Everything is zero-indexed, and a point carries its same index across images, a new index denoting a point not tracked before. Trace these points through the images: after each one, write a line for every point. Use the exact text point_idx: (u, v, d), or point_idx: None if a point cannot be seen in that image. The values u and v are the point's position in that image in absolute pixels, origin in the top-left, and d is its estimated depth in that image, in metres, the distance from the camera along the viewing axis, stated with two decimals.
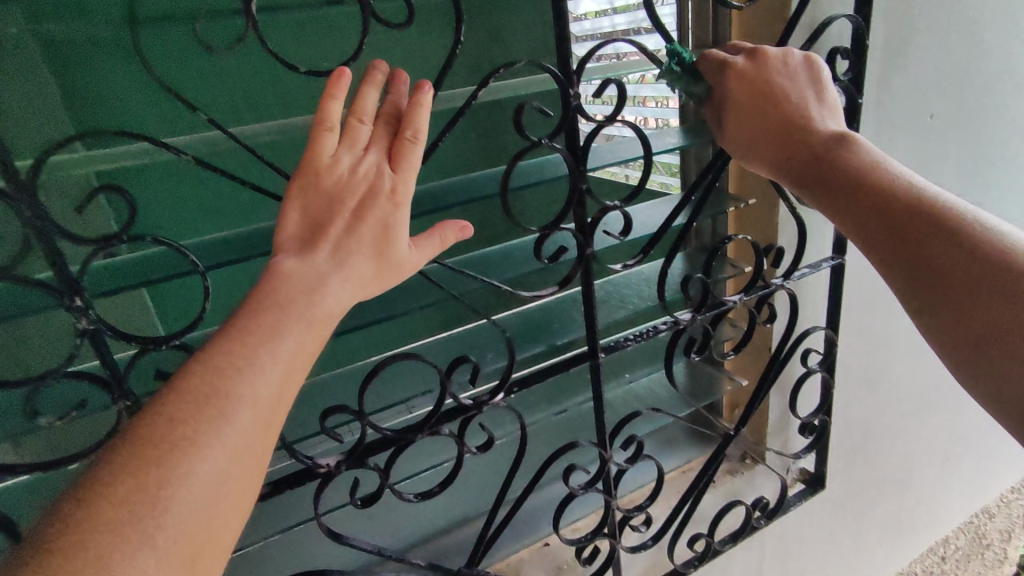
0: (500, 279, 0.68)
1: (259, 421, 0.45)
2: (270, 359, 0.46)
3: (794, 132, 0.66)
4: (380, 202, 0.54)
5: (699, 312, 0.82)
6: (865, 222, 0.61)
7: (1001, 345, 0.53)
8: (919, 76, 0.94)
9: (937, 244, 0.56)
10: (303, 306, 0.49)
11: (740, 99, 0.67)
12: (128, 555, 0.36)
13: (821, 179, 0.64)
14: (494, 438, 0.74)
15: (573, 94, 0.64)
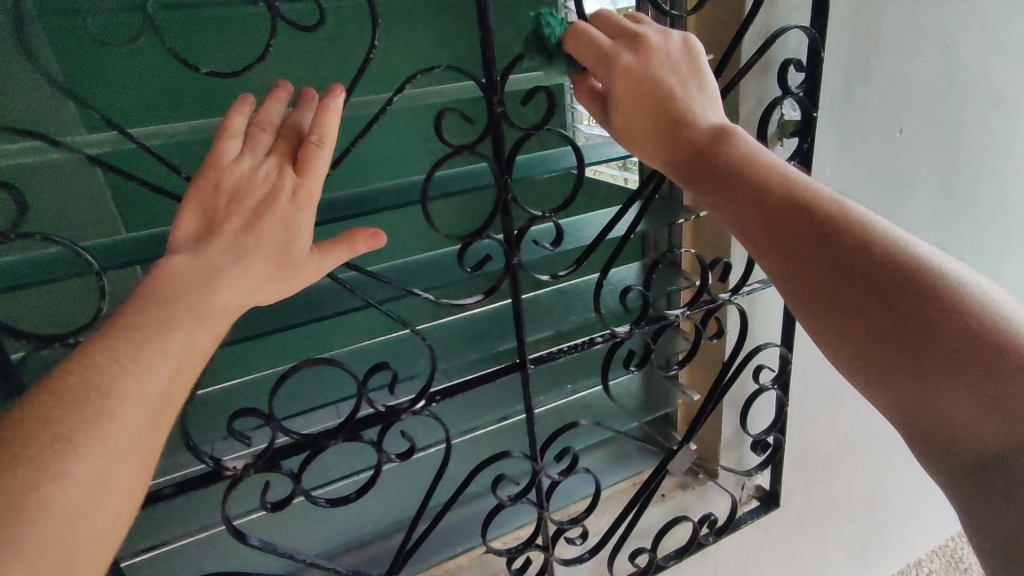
0: (421, 287, 0.67)
1: (143, 423, 0.43)
2: (153, 359, 0.45)
3: (681, 126, 0.61)
4: (282, 204, 0.52)
5: (638, 325, 0.81)
6: (761, 227, 0.57)
7: (897, 361, 0.50)
8: (886, 90, 0.91)
9: (832, 252, 0.53)
10: (196, 306, 0.48)
11: (626, 92, 0.60)
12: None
13: (715, 179, 0.59)
14: (416, 447, 0.73)
15: (497, 101, 0.62)
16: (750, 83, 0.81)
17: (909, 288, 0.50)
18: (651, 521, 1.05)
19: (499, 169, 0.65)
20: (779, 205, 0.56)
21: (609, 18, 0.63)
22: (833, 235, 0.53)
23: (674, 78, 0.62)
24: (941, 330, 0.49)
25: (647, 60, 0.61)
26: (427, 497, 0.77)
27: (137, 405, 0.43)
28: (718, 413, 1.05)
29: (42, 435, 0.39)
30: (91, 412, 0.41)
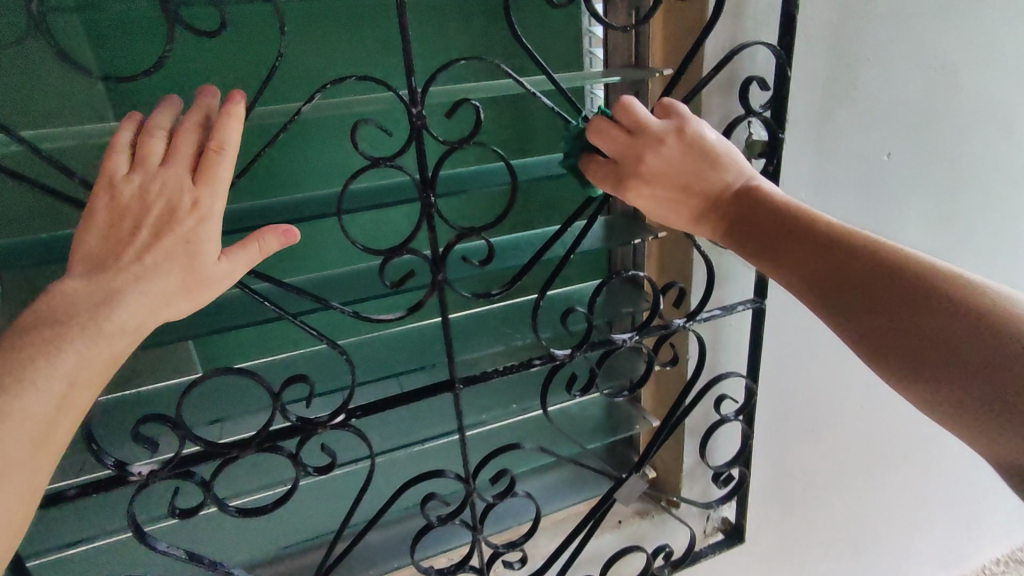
0: (338, 300, 0.65)
1: (29, 446, 0.44)
2: (36, 382, 0.45)
3: (714, 201, 0.65)
4: (181, 219, 0.50)
5: (579, 349, 0.77)
6: (814, 282, 0.59)
7: (965, 389, 0.50)
8: (870, 110, 0.85)
9: (881, 299, 0.55)
10: (89, 324, 0.47)
11: (649, 194, 0.64)
12: None
13: (764, 241, 0.63)
14: (337, 462, 0.71)
15: (417, 113, 0.59)
16: (714, 100, 0.76)
17: (964, 322, 0.51)
18: (603, 547, 1.02)
19: (422, 184, 0.62)
20: (823, 259, 0.59)
21: (599, 127, 0.62)
22: (880, 279, 0.55)
23: (699, 160, 0.64)
24: (1005, 361, 0.48)
25: (663, 161, 0.62)
26: (350, 512, 0.75)
27: (21, 426, 0.44)
28: (679, 441, 1.00)
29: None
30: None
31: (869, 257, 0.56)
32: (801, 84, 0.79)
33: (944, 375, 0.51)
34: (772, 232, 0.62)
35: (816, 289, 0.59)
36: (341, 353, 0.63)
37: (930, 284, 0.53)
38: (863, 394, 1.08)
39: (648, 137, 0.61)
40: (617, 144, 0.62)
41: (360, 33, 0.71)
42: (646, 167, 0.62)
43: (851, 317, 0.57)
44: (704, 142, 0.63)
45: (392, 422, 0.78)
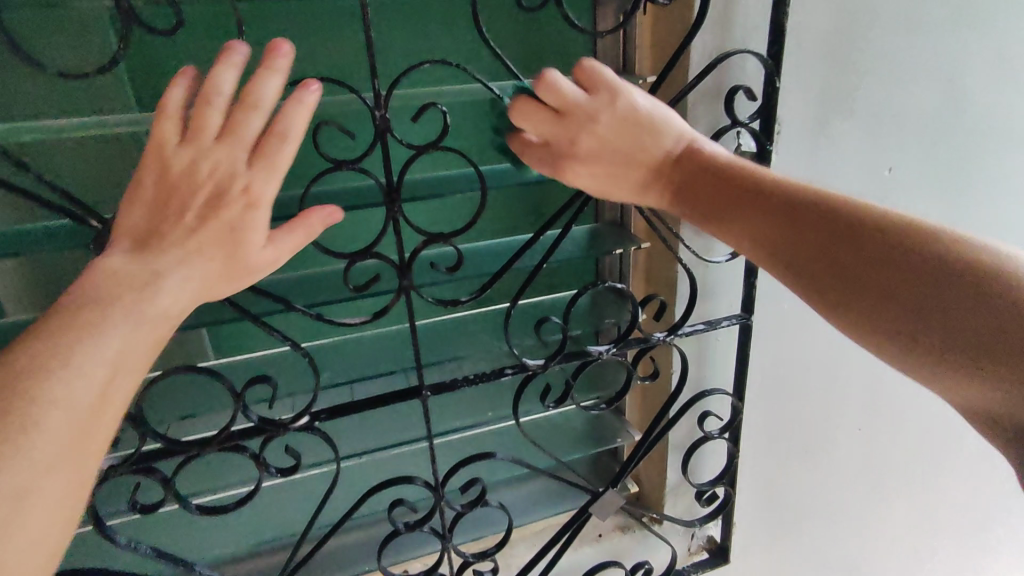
0: (302, 303, 0.64)
1: (74, 437, 0.42)
2: (79, 366, 0.43)
3: (658, 171, 0.62)
4: (231, 202, 0.50)
5: (551, 361, 0.75)
6: (771, 244, 0.56)
7: (932, 335, 0.47)
8: (870, 122, 0.81)
9: (840, 253, 0.52)
10: (132, 308, 0.46)
11: (587, 173, 0.62)
12: None
13: (716, 206, 0.59)
14: (301, 464, 0.70)
15: (380, 115, 0.58)
16: (700, 109, 0.74)
17: (924, 265, 0.48)
18: (582, 560, 1.01)
19: (388, 188, 0.61)
20: (778, 219, 0.56)
21: (520, 107, 0.59)
22: (838, 233, 0.52)
23: (637, 134, 0.60)
24: (971, 298, 0.45)
25: (596, 139, 0.60)
26: (315, 515, 0.75)
27: (67, 412, 0.42)
28: (663, 456, 0.97)
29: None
30: (16, 423, 0.40)
31: (816, 211, 0.54)
32: (793, 93, 0.76)
33: (908, 323, 0.48)
34: (718, 196, 0.59)
35: (769, 250, 0.56)
36: (303, 356, 0.62)
37: (886, 231, 0.50)
38: (861, 417, 1.03)
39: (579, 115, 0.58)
40: (547, 124, 0.59)
41: (338, 33, 0.70)
42: (580, 148, 0.60)
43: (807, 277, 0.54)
44: (639, 113, 0.60)
45: (358, 427, 0.77)
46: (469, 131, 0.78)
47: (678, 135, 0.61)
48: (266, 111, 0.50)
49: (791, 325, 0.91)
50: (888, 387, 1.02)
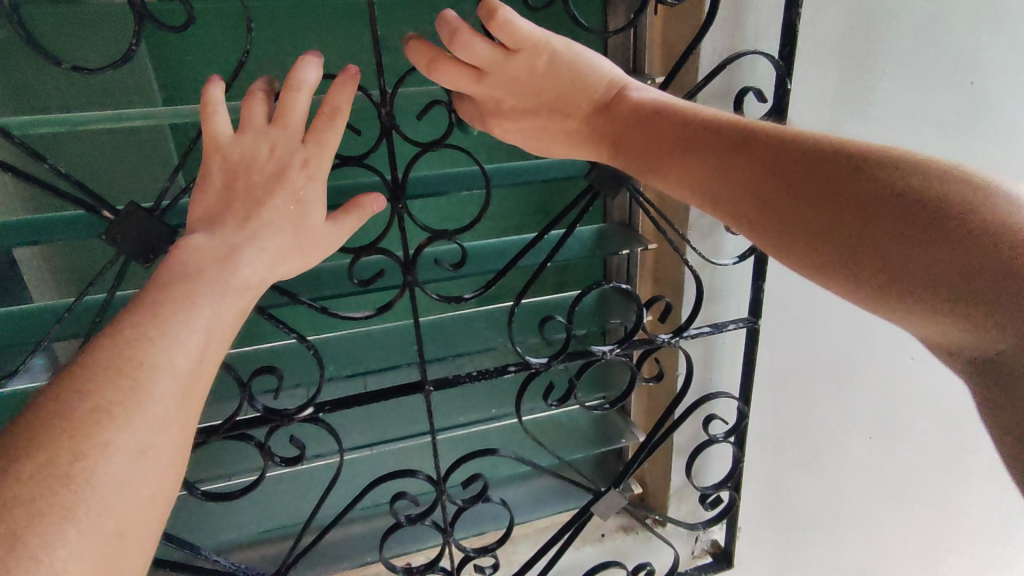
0: (307, 297, 0.66)
1: (180, 400, 0.43)
2: (179, 333, 0.44)
3: (592, 115, 0.62)
4: (292, 177, 0.53)
5: (554, 359, 0.75)
6: (702, 179, 0.56)
7: (855, 243, 0.46)
8: (885, 125, 0.80)
9: (766, 181, 0.52)
10: (217, 279, 0.48)
11: (520, 126, 0.64)
12: (47, 533, 0.34)
13: (647, 146, 0.59)
14: (306, 455, 0.71)
15: (386, 112, 0.58)
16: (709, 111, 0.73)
17: (845, 183, 0.47)
18: (583, 560, 1.00)
19: (393, 185, 0.61)
20: (707, 153, 0.55)
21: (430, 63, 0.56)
22: (764, 160, 0.52)
23: (562, 83, 0.61)
24: (895, 214, 0.44)
25: (522, 90, 0.61)
26: (319, 504, 0.76)
27: (172, 376, 0.43)
28: (668, 458, 0.97)
29: (83, 407, 0.39)
30: (128, 385, 0.40)
31: (741, 137, 0.54)
32: (805, 96, 0.75)
33: (831, 236, 0.48)
34: (646, 132, 0.59)
35: (700, 182, 0.56)
36: (309, 349, 0.64)
37: (808, 153, 0.50)
38: (870, 425, 1.01)
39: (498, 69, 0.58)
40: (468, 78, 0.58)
41: (349, 31, 0.71)
42: (505, 105, 0.62)
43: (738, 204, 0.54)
44: (569, 61, 0.60)
45: (362, 419, 0.78)
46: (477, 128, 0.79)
47: (608, 82, 0.62)
48: (308, 93, 0.54)
49: (800, 328, 0.89)
50: (900, 395, 1.00)
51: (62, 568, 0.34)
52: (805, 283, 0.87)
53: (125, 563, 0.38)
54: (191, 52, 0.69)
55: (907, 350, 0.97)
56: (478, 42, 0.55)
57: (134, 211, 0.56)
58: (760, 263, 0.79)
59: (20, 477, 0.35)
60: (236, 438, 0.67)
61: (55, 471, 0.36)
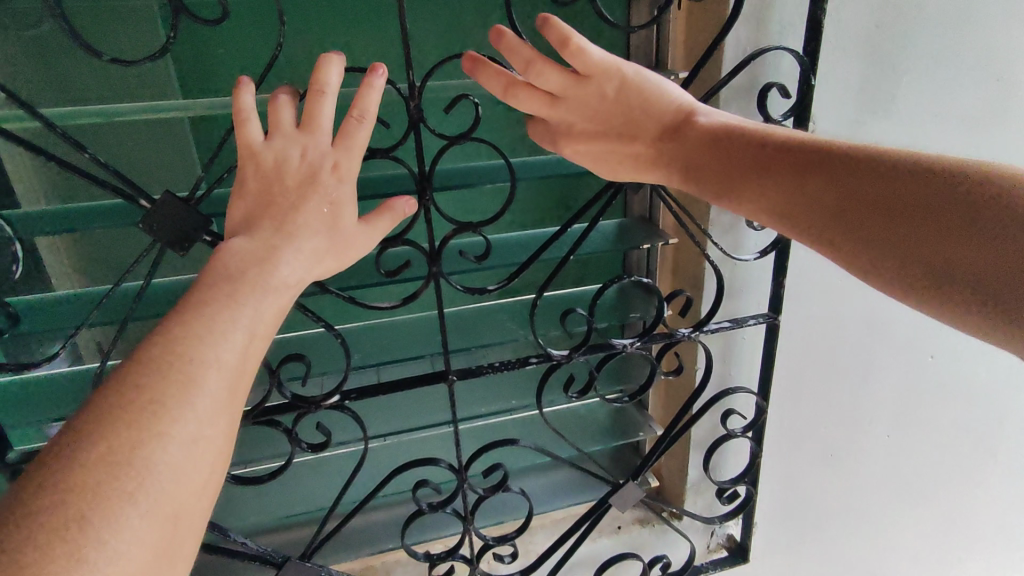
0: (336, 287, 0.67)
1: (227, 394, 0.45)
2: (225, 330, 0.46)
3: (659, 139, 0.63)
4: (324, 181, 0.54)
5: (575, 351, 0.76)
6: (787, 205, 0.55)
7: (953, 264, 0.46)
8: (909, 121, 0.79)
9: (856, 205, 0.51)
10: (259, 279, 0.49)
11: (589, 151, 0.65)
12: (108, 516, 0.37)
13: (725, 171, 0.59)
14: (332, 442, 0.73)
15: (414, 107, 0.59)
16: (732, 106, 0.73)
17: (943, 204, 0.47)
18: (599, 551, 1.01)
19: (420, 177, 0.63)
20: (790, 177, 0.55)
21: (504, 87, 0.59)
22: (853, 184, 0.51)
23: (631, 110, 0.62)
24: (994, 233, 0.44)
25: (587, 115, 0.62)
26: (343, 491, 0.78)
27: (218, 372, 0.44)
28: (686, 452, 0.97)
29: (138, 401, 0.41)
30: (179, 380, 0.43)
31: (821, 159, 0.54)
32: (828, 91, 0.75)
33: (926, 257, 0.47)
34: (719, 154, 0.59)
35: (779, 205, 0.56)
36: (337, 337, 0.65)
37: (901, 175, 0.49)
38: (888, 423, 1.01)
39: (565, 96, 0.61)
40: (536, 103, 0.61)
41: (377, 26, 0.73)
42: (576, 130, 0.64)
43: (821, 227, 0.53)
44: (635, 86, 0.61)
45: (385, 408, 0.80)
46: (500, 123, 0.80)
47: (675, 105, 0.62)
48: (334, 96, 0.55)
49: (819, 324, 0.89)
50: (920, 392, 1.00)
51: (124, 549, 0.37)
52: (826, 279, 0.87)
53: (179, 546, 0.41)
54: (225, 45, 0.71)
55: (927, 348, 0.96)
56: (548, 66, 0.58)
57: (171, 200, 0.58)
58: (781, 259, 0.79)
59: (84, 463, 0.38)
60: (265, 423, 0.69)
61: (116, 460, 0.39)
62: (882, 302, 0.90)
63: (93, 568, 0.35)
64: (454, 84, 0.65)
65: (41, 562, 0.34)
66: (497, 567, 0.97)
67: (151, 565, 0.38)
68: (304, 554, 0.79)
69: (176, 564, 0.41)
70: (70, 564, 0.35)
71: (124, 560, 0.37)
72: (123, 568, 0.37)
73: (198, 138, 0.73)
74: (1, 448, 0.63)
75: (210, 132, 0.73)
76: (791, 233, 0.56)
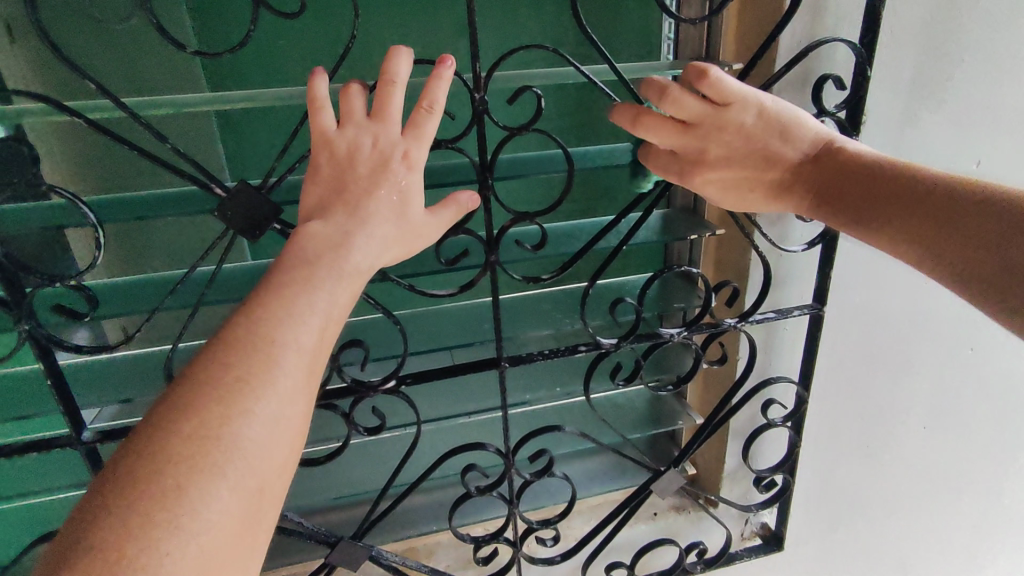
0: (396, 275, 0.69)
1: (306, 375, 0.45)
2: (303, 313, 0.46)
3: (798, 172, 0.65)
4: (394, 168, 0.54)
5: (624, 340, 0.77)
6: (928, 243, 0.57)
7: None
8: (960, 114, 0.79)
9: (1003, 252, 0.51)
10: (333, 264, 0.50)
11: (724, 177, 0.66)
12: (201, 487, 0.38)
13: (867, 205, 0.61)
14: (387, 425, 0.75)
15: (479, 98, 0.61)
16: (784, 99, 0.74)
17: None
18: (636, 537, 1.03)
19: (482, 167, 0.64)
20: (933, 216, 0.56)
21: (642, 120, 0.62)
22: (1001, 231, 0.52)
23: (763, 141, 0.64)
24: None
25: (720, 146, 0.64)
26: (395, 473, 0.80)
27: (298, 354, 0.45)
28: (724, 441, 0.99)
29: (225, 378, 0.42)
30: (261, 361, 0.43)
31: (980, 201, 0.54)
32: (880, 85, 0.75)
33: None
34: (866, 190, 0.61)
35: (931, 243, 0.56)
36: (397, 323, 0.67)
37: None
38: (926, 416, 1.02)
39: (698, 130, 0.62)
40: (667, 135, 0.62)
41: (436, 17, 0.74)
42: (710, 156, 0.64)
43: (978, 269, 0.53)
44: (772, 116, 0.63)
45: (437, 393, 0.82)
46: (551, 113, 0.81)
47: (814, 136, 0.64)
48: (403, 87, 0.55)
49: (861, 316, 0.90)
50: (958, 386, 1.00)
51: (216, 519, 0.38)
52: (870, 272, 0.87)
53: (263, 519, 0.42)
54: (286, 37, 0.73)
55: (967, 341, 0.97)
56: (689, 98, 0.61)
57: (245, 187, 0.59)
58: (829, 250, 0.80)
59: (177, 436, 0.40)
60: (325, 406, 0.70)
61: (207, 435, 0.40)
62: (925, 294, 0.90)
63: (188, 535, 0.37)
64: (515, 76, 0.66)
65: (143, 527, 0.36)
66: (537, 550, 0.99)
67: (239, 537, 0.39)
68: (356, 534, 0.81)
69: (260, 537, 0.42)
70: (168, 530, 0.36)
71: (215, 529, 0.38)
72: (215, 537, 0.38)
73: (259, 127, 0.75)
74: (77, 427, 0.65)
75: (272, 123, 0.75)
76: (943, 275, 0.56)
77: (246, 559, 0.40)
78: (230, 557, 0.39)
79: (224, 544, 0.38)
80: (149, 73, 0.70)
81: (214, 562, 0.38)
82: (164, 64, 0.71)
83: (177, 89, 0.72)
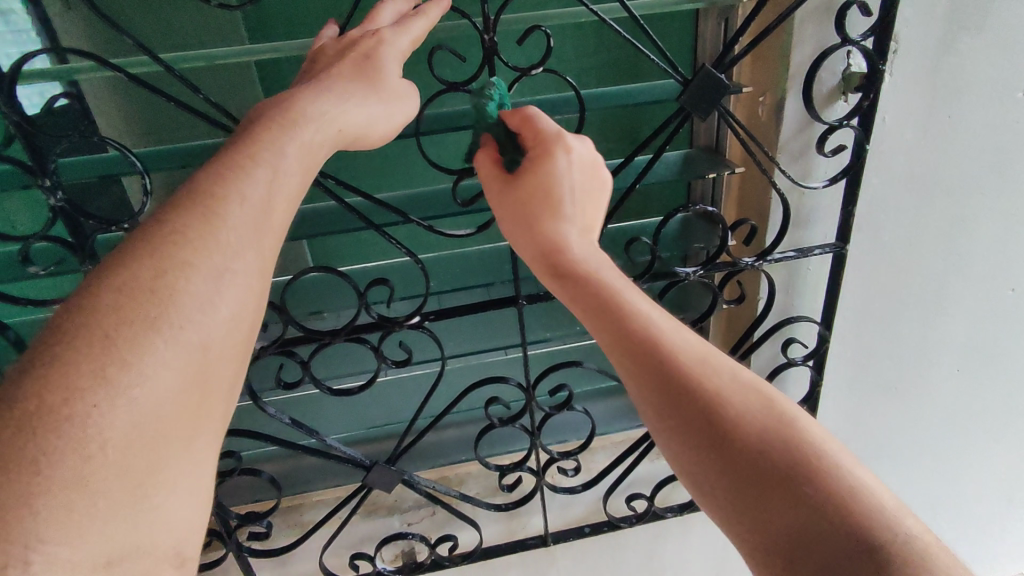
0: (420, 217, 0.73)
1: (252, 227, 0.47)
2: (267, 190, 0.49)
3: (549, 241, 0.56)
4: (365, 43, 0.58)
5: (641, 280, 0.78)
6: (669, 424, 0.50)
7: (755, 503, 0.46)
8: (1003, 36, 0.74)
9: (732, 467, 0.47)
10: (283, 115, 0.52)
11: (529, 193, 0.58)
12: (134, 338, 0.41)
13: (631, 359, 0.51)
14: (414, 357, 0.79)
15: (490, 39, 0.61)
16: (808, 28, 0.72)
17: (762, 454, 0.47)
18: (657, 471, 1.07)
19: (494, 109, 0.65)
20: (698, 407, 0.49)
21: (530, 115, 0.60)
22: (744, 454, 0.47)
23: (563, 205, 0.57)
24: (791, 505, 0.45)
25: (541, 183, 0.58)
26: (423, 405, 0.86)
27: (251, 222, 0.47)
28: None
29: (170, 241, 0.44)
30: (204, 222, 0.46)
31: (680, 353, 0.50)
32: (913, 8, 0.72)
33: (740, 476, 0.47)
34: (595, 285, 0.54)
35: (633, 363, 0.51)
36: (418, 262, 0.69)
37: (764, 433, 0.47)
38: (960, 358, 1.00)
39: (554, 139, 0.58)
40: (538, 128, 0.60)
41: None
42: (536, 168, 0.58)
43: (667, 395, 0.50)
44: (586, 177, 0.59)
45: (461, 331, 0.87)
46: (571, 55, 0.81)
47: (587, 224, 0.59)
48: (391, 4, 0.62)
49: (888, 257, 0.89)
50: (996, 328, 0.97)
51: (149, 372, 0.41)
52: (899, 210, 0.85)
53: (213, 381, 0.45)
54: None
55: (1007, 281, 0.93)
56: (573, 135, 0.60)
57: None
58: (853, 186, 0.79)
59: (126, 297, 0.42)
60: (355, 339, 0.74)
61: (141, 289, 0.42)
62: (959, 231, 0.88)
63: (119, 389, 0.40)
64: (528, 16, 0.66)
65: (68, 381, 0.39)
66: (560, 481, 1.04)
67: (180, 393, 0.42)
68: (391, 460, 0.87)
69: (211, 395, 0.45)
70: (96, 382, 0.39)
71: (151, 382, 0.41)
72: (149, 392, 0.41)
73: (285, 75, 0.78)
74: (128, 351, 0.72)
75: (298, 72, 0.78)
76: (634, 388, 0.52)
77: (193, 416, 0.44)
78: (171, 413, 0.42)
79: (161, 398, 0.41)
80: (182, 28, 0.74)
81: (149, 417, 0.41)
82: (193, 16, 0.74)
83: (209, 42, 0.75)
